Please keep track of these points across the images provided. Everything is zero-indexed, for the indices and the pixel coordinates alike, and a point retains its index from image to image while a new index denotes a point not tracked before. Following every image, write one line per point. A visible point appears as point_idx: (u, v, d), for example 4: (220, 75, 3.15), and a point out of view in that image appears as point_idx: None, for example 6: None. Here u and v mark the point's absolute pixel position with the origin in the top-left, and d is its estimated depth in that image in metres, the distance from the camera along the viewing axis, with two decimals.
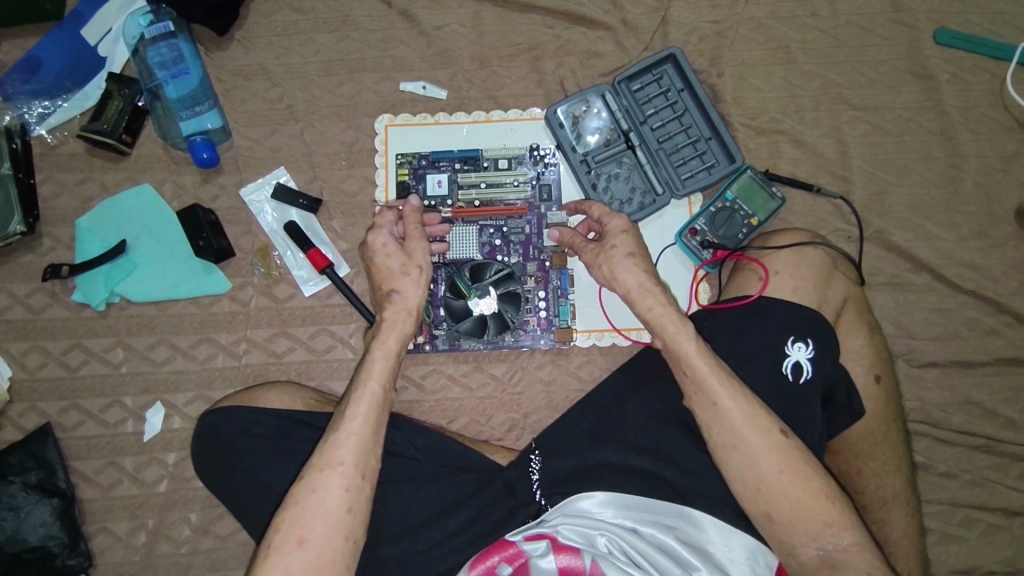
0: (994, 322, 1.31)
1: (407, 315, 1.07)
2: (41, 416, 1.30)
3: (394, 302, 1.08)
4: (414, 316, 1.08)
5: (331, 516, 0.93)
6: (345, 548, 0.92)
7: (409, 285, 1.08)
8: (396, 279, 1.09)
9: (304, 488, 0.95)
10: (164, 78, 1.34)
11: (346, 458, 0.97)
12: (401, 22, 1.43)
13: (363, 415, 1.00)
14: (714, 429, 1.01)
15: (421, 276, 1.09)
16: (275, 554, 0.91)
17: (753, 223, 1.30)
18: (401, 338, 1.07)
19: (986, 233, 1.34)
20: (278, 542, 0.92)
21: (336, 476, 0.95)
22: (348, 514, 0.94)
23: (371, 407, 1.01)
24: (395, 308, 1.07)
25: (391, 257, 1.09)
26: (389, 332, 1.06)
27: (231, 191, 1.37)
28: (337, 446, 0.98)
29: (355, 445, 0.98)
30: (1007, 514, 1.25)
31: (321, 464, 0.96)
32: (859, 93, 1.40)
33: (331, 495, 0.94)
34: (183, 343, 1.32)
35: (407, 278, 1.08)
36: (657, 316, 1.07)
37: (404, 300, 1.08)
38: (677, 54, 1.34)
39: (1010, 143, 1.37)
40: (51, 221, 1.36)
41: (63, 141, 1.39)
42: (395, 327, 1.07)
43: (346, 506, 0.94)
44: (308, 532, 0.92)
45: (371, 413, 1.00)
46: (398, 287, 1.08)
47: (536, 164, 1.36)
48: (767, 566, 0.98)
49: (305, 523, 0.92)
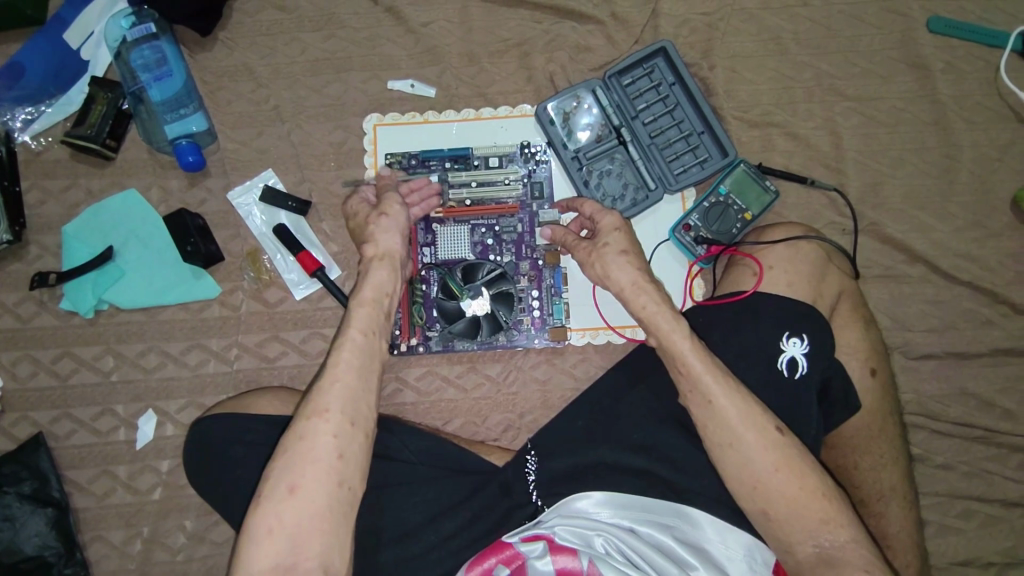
0: (990, 312, 1.31)
1: (383, 264, 1.07)
2: (34, 425, 1.29)
3: (368, 252, 1.09)
4: (389, 264, 1.08)
5: (321, 463, 0.92)
6: (340, 494, 0.91)
7: (377, 234, 1.10)
8: (370, 233, 1.10)
9: (292, 437, 0.94)
10: (147, 80, 1.32)
11: (332, 404, 0.95)
12: (388, 20, 1.41)
13: (347, 361, 0.99)
14: (711, 428, 1.01)
15: (396, 229, 1.11)
16: (267, 503, 0.90)
17: (747, 217, 1.29)
18: (379, 286, 1.06)
19: (981, 223, 1.33)
20: (268, 490, 0.91)
21: (324, 423, 0.94)
22: (338, 460, 0.93)
23: (353, 353, 0.99)
24: (369, 257, 1.08)
25: (361, 214, 1.15)
26: (365, 281, 1.06)
27: (218, 195, 1.35)
28: (323, 393, 0.96)
29: (340, 392, 0.96)
30: (1004, 505, 1.24)
31: (308, 412, 0.95)
32: (852, 84, 1.38)
33: (321, 441, 0.93)
34: (174, 349, 1.31)
35: (378, 229, 1.10)
36: (650, 314, 1.06)
37: (375, 248, 1.09)
38: (669, 47, 1.32)
39: (1005, 131, 1.36)
40: (38, 229, 1.35)
41: (48, 147, 1.37)
42: (369, 276, 1.06)
43: (337, 452, 0.93)
44: (299, 479, 0.91)
45: (354, 359, 0.99)
46: (368, 238, 1.10)
47: (527, 161, 1.34)
48: (765, 564, 0.98)
49: (296, 470, 0.91)
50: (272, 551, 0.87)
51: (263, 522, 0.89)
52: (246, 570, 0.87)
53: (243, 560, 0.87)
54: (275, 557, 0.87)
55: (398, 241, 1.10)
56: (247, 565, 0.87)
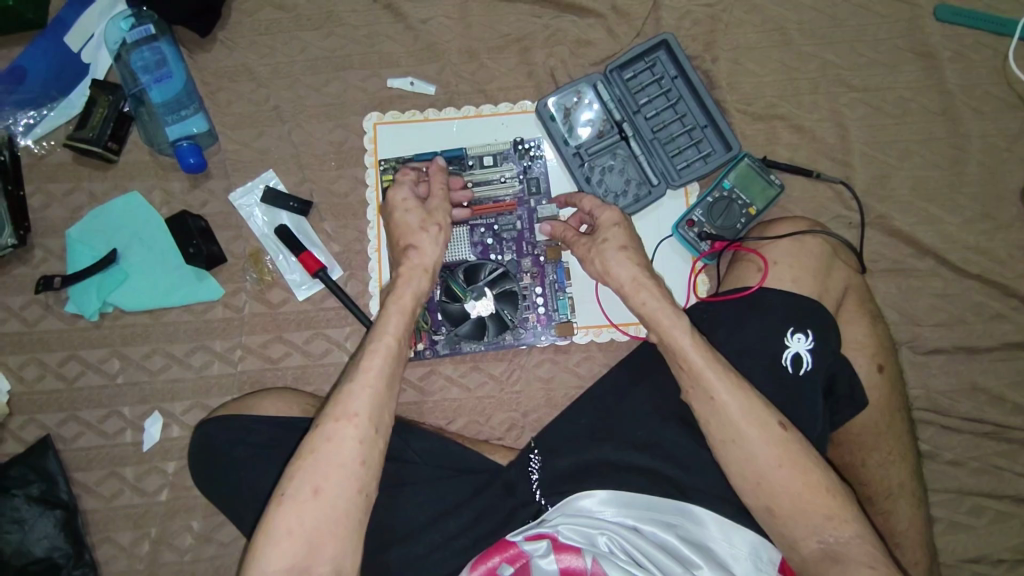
0: (1000, 306, 1.28)
1: (423, 272, 1.08)
2: (42, 428, 1.30)
3: (411, 257, 1.08)
4: (428, 273, 1.08)
5: (346, 467, 0.92)
6: (359, 500, 0.91)
7: (426, 242, 1.09)
8: (415, 236, 1.10)
9: (318, 437, 0.94)
10: (148, 83, 1.34)
11: (361, 409, 0.95)
12: (387, 17, 1.40)
13: (379, 367, 0.99)
14: (713, 425, 1.00)
15: (438, 235, 1.11)
16: (288, 502, 0.89)
17: (751, 212, 1.27)
18: (417, 294, 1.06)
19: (991, 215, 1.31)
20: (291, 489, 0.90)
21: (352, 427, 0.94)
22: (362, 466, 0.93)
23: (386, 360, 1.00)
24: (412, 264, 1.08)
25: (410, 212, 1.11)
26: (405, 286, 1.06)
27: (220, 197, 1.35)
28: (353, 396, 0.96)
29: (370, 397, 0.96)
30: (1016, 501, 1.22)
31: (336, 414, 0.95)
32: (857, 75, 1.36)
33: (346, 445, 0.93)
34: (178, 351, 1.31)
35: (426, 237, 1.10)
36: (650, 310, 1.05)
37: (421, 256, 1.09)
38: (670, 41, 1.30)
39: (1015, 121, 1.33)
40: (42, 233, 1.35)
41: (51, 151, 1.37)
42: (410, 283, 1.07)
43: (361, 458, 0.93)
44: (324, 482, 0.90)
45: (386, 366, 0.99)
46: (415, 243, 1.09)
47: (521, 158, 1.33)
48: (770, 562, 0.96)
49: (320, 471, 0.91)
50: (290, 553, 0.86)
51: (284, 522, 0.88)
52: (260, 569, 0.86)
53: (259, 559, 0.86)
54: (292, 557, 0.86)
55: (438, 249, 1.10)
56: (263, 565, 0.86)
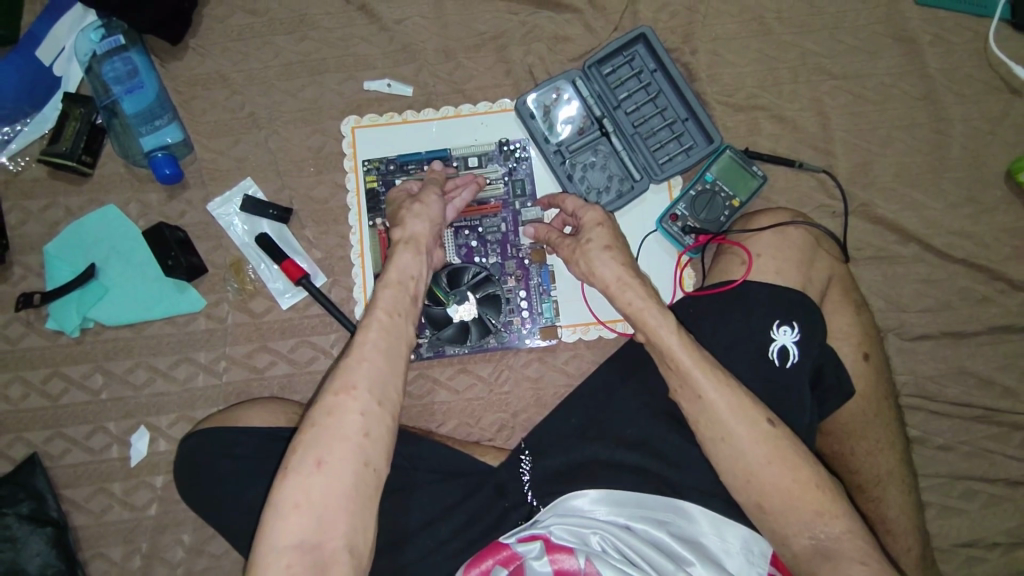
0: (985, 289, 1.28)
1: (410, 246, 1.04)
2: (28, 446, 1.29)
3: (396, 237, 1.06)
4: (414, 248, 1.04)
5: (349, 440, 0.89)
6: (366, 475, 0.89)
7: (409, 218, 1.07)
8: (401, 217, 1.07)
9: (319, 412, 0.91)
10: (120, 93, 1.31)
11: (360, 383, 0.92)
12: (361, 18, 1.38)
13: (373, 340, 0.95)
14: (702, 422, 0.99)
15: (427, 215, 1.08)
16: (293, 476, 0.87)
17: (734, 204, 1.26)
18: (404, 269, 1.02)
19: (975, 199, 1.30)
20: (295, 464, 0.88)
21: (351, 401, 0.91)
22: (366, 439, 0.90)
23: (381, 333, 0.96)
24: (397, 241, 1.05)
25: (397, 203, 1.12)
26: (392, 263, 1.03)
27: (198, 206, 1.34)
28: (351, 370, 0.93)
29: (369, 370, 0.93)
30: (1008, 484, 1.22)
31: (336, 389, 0.92)
32: (837, 62, 1.35)
33: (347, 419, 0.90)
34: (162, 364, 1.30)
35: (409, 214, 1.07)
36: (636, 309, 1.04)
37: (405, 232, 1.06)
38: (648, 34, 1.29)
39: (997, 103, 1.33)
40: (20, 249, 1.34)
41: (27, 167, 1.36)
42: (399, 257, 1.03)
43: (364, 431, 0.90)
44: (328, 454, 0.88)
45: (381, 339, 0.96)
46: (400, 222, 1.07)
47: (507, 159, 1.32)
48: (762, 555, 0.96)
49: (323, 445, 0.89)
50: (298, 528, 0.84)
51: (289, 496, 0.86)
52: (269, 544, 0.84)
53: (267, 534, 0.85)
54: (301, 532, 0.84)
55: (426, 226, 1.07)
56: (271, 538, 0.84)
